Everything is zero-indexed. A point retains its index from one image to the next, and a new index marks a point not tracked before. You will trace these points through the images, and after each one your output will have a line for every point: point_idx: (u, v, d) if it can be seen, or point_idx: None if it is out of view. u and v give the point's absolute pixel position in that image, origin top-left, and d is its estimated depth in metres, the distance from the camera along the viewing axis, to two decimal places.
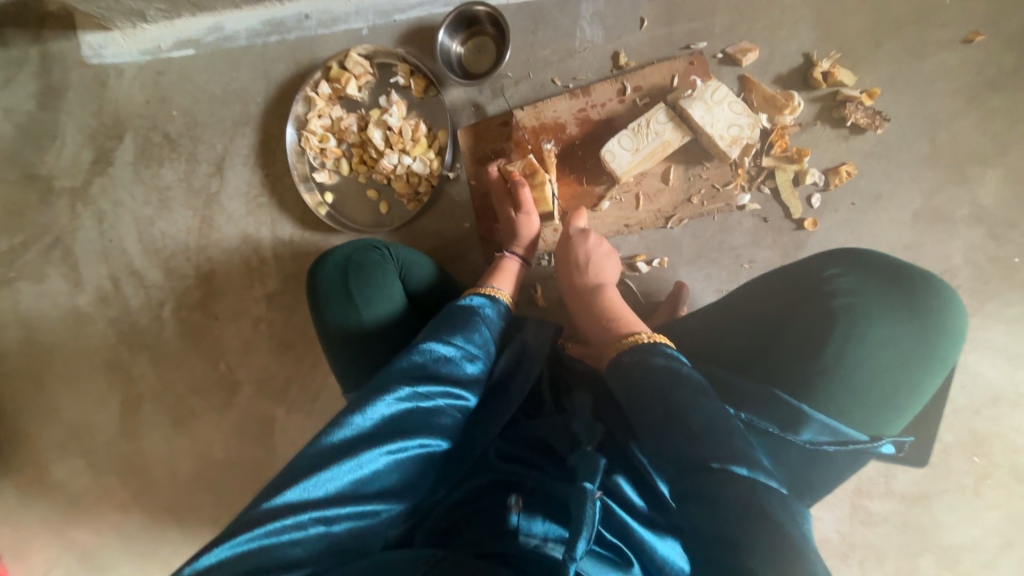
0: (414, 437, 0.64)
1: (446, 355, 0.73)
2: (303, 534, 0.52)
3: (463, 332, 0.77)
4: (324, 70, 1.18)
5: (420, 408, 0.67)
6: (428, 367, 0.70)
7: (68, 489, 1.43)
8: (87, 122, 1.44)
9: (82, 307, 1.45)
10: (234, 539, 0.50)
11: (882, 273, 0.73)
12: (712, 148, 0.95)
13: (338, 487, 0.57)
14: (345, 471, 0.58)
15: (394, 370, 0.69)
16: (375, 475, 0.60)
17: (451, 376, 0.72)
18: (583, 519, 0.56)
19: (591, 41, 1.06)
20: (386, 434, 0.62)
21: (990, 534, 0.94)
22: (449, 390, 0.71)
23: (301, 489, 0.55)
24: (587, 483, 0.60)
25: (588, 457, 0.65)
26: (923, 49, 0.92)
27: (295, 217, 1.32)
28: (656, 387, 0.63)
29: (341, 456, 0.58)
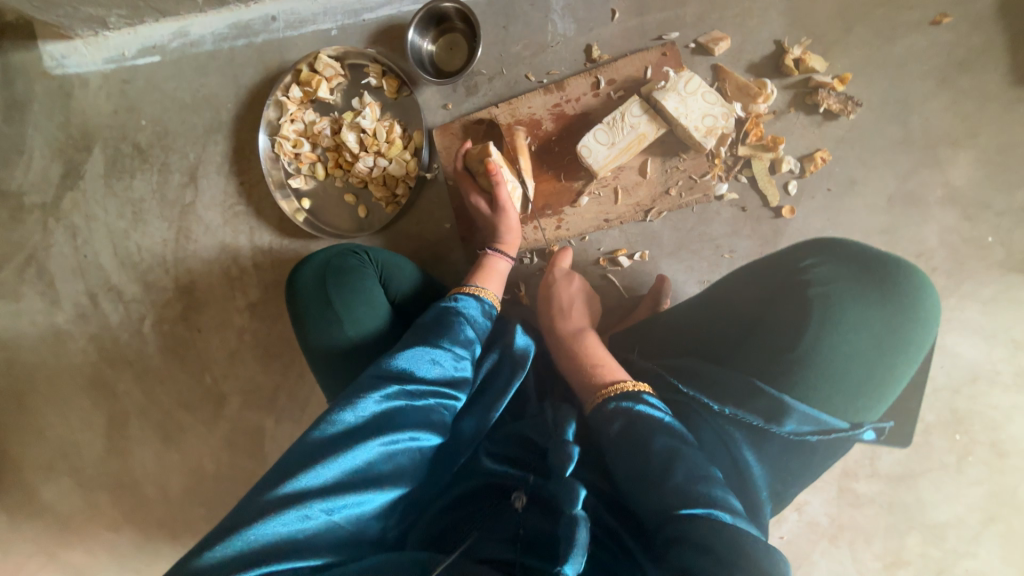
0: (407, 431, 0.64)
1: (435, 350, 0.72)
2: (302, 527, 0.52)
3: (451, 328, 0.77)
4: (294, 73, 1.15)
5: (411, 403, 0.66)
6: (417, 363, 0.70)
7: (57, 510, 1.41)
8: (54, 135, 1.40)
9: (60, 325, 1.42)
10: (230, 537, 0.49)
11: (856, 260, 0.73)
12: (688, 139, 0.94)
13: (334, 480, 0.56)
14: (340, 464, 0.57)
15: (383, 364, 0.68)
16: (369, 469, 0.59)
17: (440, 373, 0.72)
18: (573, 540, 0.56)
19: (563, 35, 1.05)
20: (378, 429, 0.61)
21: (972, 510, 0.96)
22: (439, 386, 0.70)
23: (298, 483, 0.54)
24: (577, 509, 0.60)
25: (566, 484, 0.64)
26: (893, 32, 0.91)
27: (273, 224, 1.30)
28: (636, 437, 0.62)
29: (336, 450, 0.58)
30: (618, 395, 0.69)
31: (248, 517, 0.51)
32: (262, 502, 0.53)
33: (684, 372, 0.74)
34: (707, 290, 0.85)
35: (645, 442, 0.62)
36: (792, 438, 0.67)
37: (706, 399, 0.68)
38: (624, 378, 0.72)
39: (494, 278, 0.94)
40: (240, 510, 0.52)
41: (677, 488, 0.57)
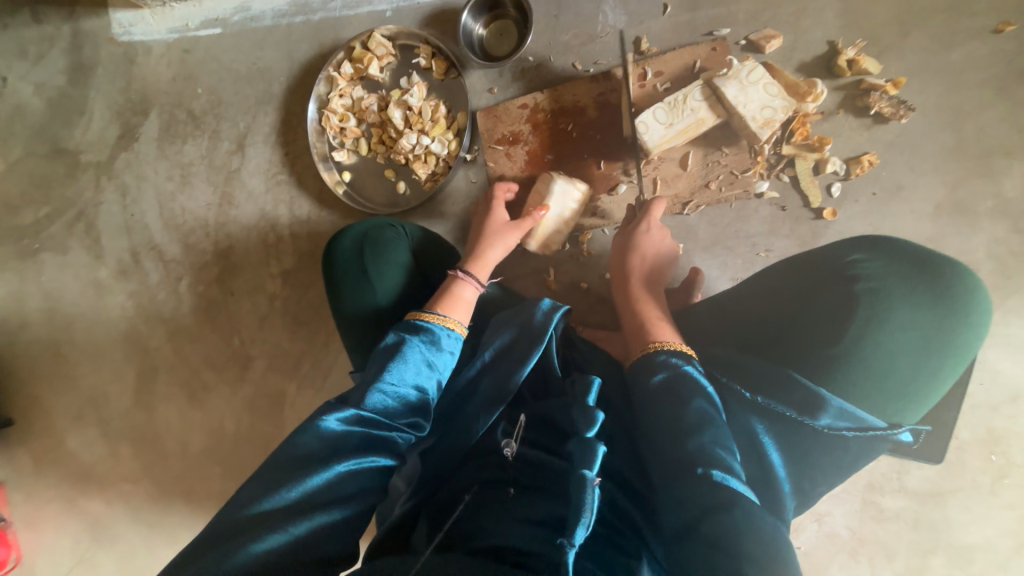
0: (369, 453, 0.61)
1: (392, 381, 0.67)
2: (271, 551, 0.51)
3: (410, 354, 0.71)
4: (347, 50, 1.19)
5: (371, 424, 0.63)
6: (371, 395, 0.65)
7: (81, 458, 1.46)
8: (114, 98, 1.48)
9: (102, 279, 1.48)
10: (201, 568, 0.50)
11: (908, 260, 0.71)
12: (744, 130, 0.93)
13: (294, 504, 0.54)
14: (299, 488, 0.55)
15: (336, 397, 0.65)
16: (333, 487, 0.57)
17: (397, 401, 0.67)
18: (582, 504, 0.60)
19: (613, 26, 1.06)
20: (333, 451, 0.59)
21: (1004, 535, 0.92)
22: (399, 408, 0.67)
23: (261, 506, 0.54)
24: (586, 471, 0.63)
25: (585, 444, 0.67)
26: (951, 39, 0.90)
27: (313, 196, 1.34)
28: (675, 398, 0.64)
29: (291, 476, 0.56)
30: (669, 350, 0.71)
31: (213, 547, 0.51)
32: (230, 527, 0.52)
33: (721, 361, 0.74)
34: (746, 284, 0.85)
35: (676, 413, 0.63)
36: (828, 432, 0.65)
37: (740, 389, 0.68)
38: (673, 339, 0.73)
39: (460, 306, 0.84)
40: (207, 538, 0.53)
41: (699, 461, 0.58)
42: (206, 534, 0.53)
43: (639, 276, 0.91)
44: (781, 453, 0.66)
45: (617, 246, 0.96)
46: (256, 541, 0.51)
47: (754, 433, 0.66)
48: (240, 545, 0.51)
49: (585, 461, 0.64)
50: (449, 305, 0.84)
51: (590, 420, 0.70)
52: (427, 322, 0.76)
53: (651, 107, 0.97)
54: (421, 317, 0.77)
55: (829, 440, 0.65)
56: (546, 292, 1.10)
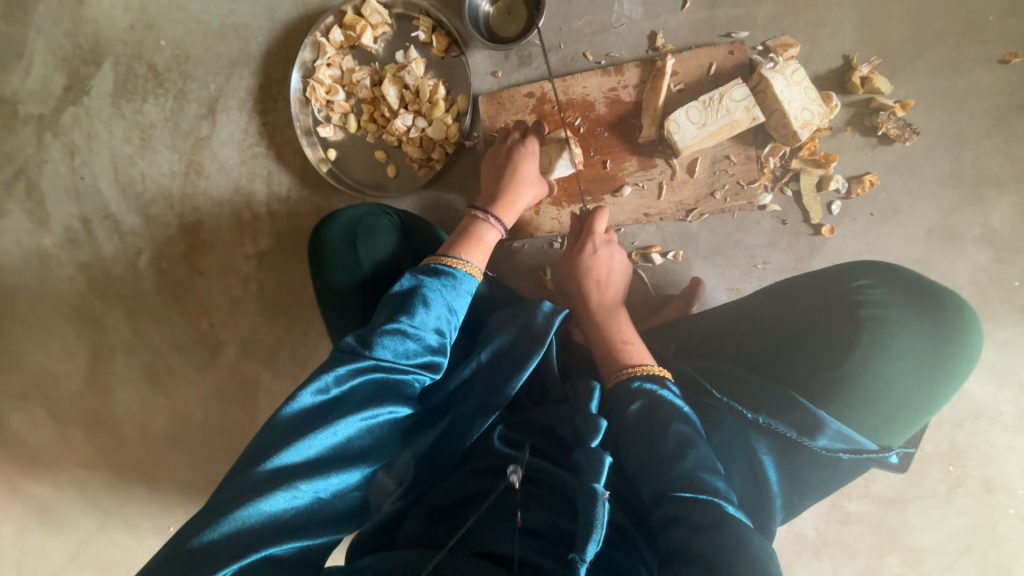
0: (385, 405, 0.62)
1: (413, 323, 0.68)
2: (289, 507, 0.52)
3: (427, 301, 0.71)
4: (337, 14, 1.08)
5: (388, 378, 0.64)
6: (389, 340, 0.66)
7: (26, 441, 1.35)
8: (59, 42, 1.29)
9: (47, 248, 1.33)
10: (217, 525, 0.49)
11: (913, 289, 0.73)
12: (780, 130, 0.91)
13: (310, 460, 0.55)
14: (315, 443, 0.56)
15: (353, 342, 0.66)
16: (346, 444, 0.58)
17: (413, 349, 0.68)
18: (593, 520, 0.55)
19: (628, 17, 1.01)
20: (342, 408, 0.59)
21: (953, 538, 1.00)
22: (415, 363, 0.68)
23: (276, 462, 0.53)
24: (596, 484, 0.58)
25: (591, 453, 0.62)
26: (961, 65, 0.91)
27: (294, 172, 1.24)
28: (656, 423, 0.64)
29: (307, 431, 0.56)
30: (643, 375, 0.71)
31: (228, 500, 0.51)
32: (245, 482, 0.52)
33: (721, 375, 0.73)
34: (745, 298, 0.85)
35: (653, 440, 0.62)
36: (823, 451, 0.65)
37: (742, 408, 0.67)
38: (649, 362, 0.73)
39: (479, 250, 0.85)
40: (220, 499, 0.52)
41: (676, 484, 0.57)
42: (220, 491, 0.53)
43: (605, 297, 0.91)
44: (775, 467, 0.66)
45: (569, 268, 0.95)
46: (263, 499, 0.51)
47: (746, 439, 0.67)
48: (257, 501, 0.50)
49: (593, 473, 0.60)
50: (469, 247, 0.85)
51: (595, 430, 0.65)
52: (447, 267, 0.76)
53: (684, 103, 0.94)
54: (440, 262, 0.77)
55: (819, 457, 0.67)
56: (541, 292, 1.08)
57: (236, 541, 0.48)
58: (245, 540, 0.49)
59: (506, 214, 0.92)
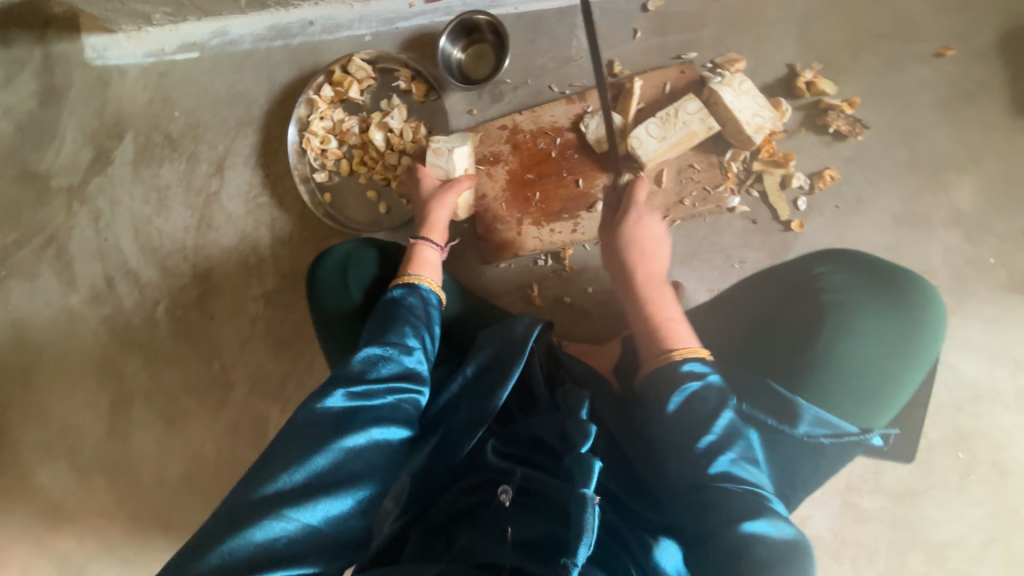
0: (368, 429, 0.66)
1: (385, 342, 0.76)
2: (284, 532, 0.57)
3: (399, 320, 0.80)
4: (327, 73, 1.21)
5: (369, 404, 0.68)
6: (371, 364, 0.73)
7: (51, 493, 1.40)
8: (87, 121, 1.45)
9: (74, 305, 1.44)
10: (217, 548, 0.55)
11: (870, 271, 0.75)
12: (736, 136, 0.98)
13: (300, 488, 0.59)
14: (305, 471, 0.60)
15: (342, 371, 0.71)
16: (334, 471, 0.62)
17: (395, 369, 0.74)
18: (584, 526, 0.56)
19: (587, 50, 1.10)
20: (333, 433, 0.63)
21: (975, 530, 0.96)
22: (393, 384, 0.72)
23: (270, 491, 0.58)
24: (585, 487, 0.59)
25: (581, 460, 0.63)
26: (899, 62, 0.97)
27: (295, 216, 1.34)
28: (690, 410, 0.66)
29: (299, 459, 0.61)
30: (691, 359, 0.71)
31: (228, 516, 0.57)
32: (241, 510, 0.57)
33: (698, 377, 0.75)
34: (714, 301, 0.89)
35: (684, 416, 0.66)
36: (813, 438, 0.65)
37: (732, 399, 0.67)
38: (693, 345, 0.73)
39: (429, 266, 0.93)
40: (218, 524, 0.57)
41: (722, 471, 0.61)
42: (220, 515, 0.58)
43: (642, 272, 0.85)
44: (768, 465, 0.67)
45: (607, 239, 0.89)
46: (257, 528, 0.56)
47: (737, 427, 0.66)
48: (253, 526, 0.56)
49: (582, 478, 0.61)
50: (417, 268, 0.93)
51: (583, 434, 0.67)
52: (406, 284, 0.88)
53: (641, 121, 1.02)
54: (398, 283, 0.88)
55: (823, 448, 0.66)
56: (531, 308, 1.12)
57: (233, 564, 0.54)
58: (246, 562, 0.54)
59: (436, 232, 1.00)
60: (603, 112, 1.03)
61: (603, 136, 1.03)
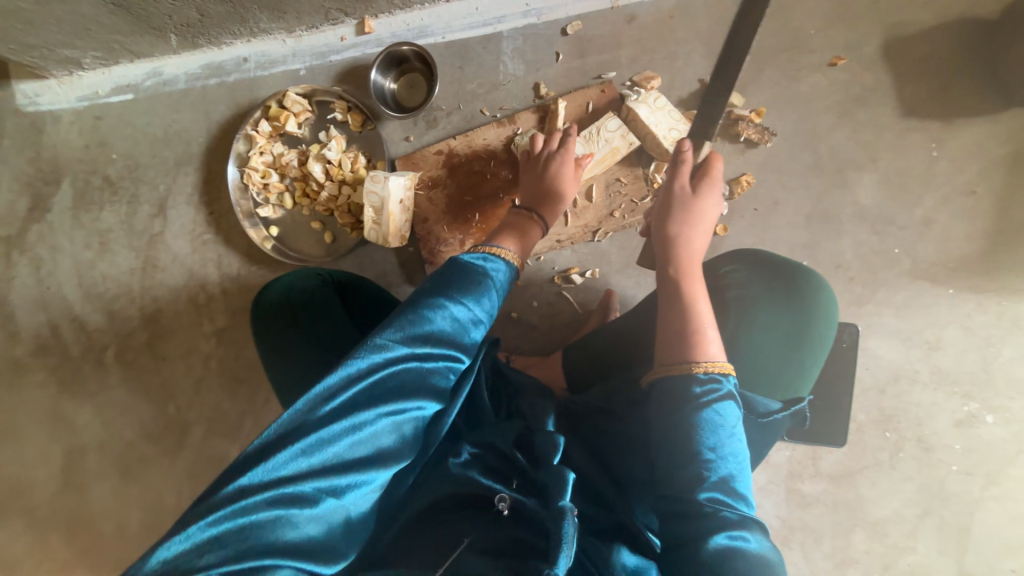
0: (410, 402, 0.60)
1: (457, 306, 0.64)
2: (292, 509, 0.50)
3: (476, 290, 0.67)
4: (263, 109, 1.22)
5: (419, 371, 0.61)
6: (433, 326, 0.62)
7: (4, 556, 1.34)
8: (22, 169, 1.43)
9: (18, 358, 1.40)
10: (204, 521, 0.46)
11: (770, 266, 0.78)
12: (656, 149, 1.03)
13: (296, 485, 0.50)
14: (311, 462, 0.52)
15: (389, 324, 0.60)
16: (363, 448, 0.55)
17: (454, 335, 0.64)
18: (562, 535, 0.59)
19: (513, 74, 1.15)
20: (367, 404, 0.56)
21: (908, 504, 1.01)
22: (449, 355, 0.64)
23: (280, 464, 0.50)
24: (564, 502, 0.62)
25: (556, 472, 0.67)
26: (799, 72, 1.04)
27: (242, 251, 1.33)
28: (682, 403, 0.65)
29: (296, 448, 0.51)
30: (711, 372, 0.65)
31: (202, 510, 0.47)
32: (240, 485, 0.49)
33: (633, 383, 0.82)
34: (640, 304, 0.94)
35: (671, 413, 0.65)
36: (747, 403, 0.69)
37: None
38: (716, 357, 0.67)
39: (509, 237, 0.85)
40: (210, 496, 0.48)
41: (705, 483, 0.61)
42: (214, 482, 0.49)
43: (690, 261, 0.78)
44: None
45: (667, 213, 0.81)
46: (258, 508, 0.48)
47: (683, 397, 0.65)
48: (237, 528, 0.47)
49: (558, 490, 0.64)
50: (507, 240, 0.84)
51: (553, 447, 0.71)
52: (493, 255, 0.72)
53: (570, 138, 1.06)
54: (489, 250, 0.71)
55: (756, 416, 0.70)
56: None
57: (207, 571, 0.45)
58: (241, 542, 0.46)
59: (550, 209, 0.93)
60: (533, 133, 1.08)
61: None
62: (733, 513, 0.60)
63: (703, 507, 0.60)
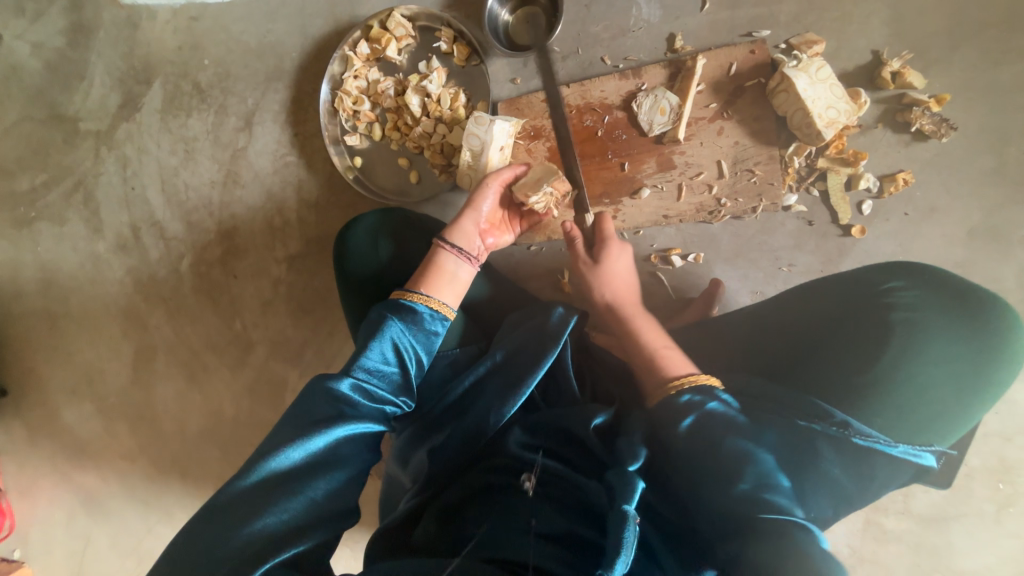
0: (361, 421, 0.61)
1: (371, 357, 0.65)
2: (275, 516, 0.52)
3: (386, 330, 0.68)
4: (363, 29, 1.13)
5: (370, 403, 0.63)
6: (370, 374, 0.64)
7: (77, 433, 1.44)
8: (116, 64, 1.41)
9: (101, 253, 1.44)
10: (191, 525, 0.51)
11: (949, 290, 0.69)
12: (803, 128, 0.89)
13: (289, 472, 0.55)
14: (302, 450, 0.56)
15: (318, 382, 0.62)
16: (326, 458, 0.57)
17: (384, 376, 0.66)
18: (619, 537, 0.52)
19: (647, 20, 1.01)
20: (329, 422, 0.58)
21: (1005, 562, 0.92)
22: (398, 388, 0.67)
23: (262, 472, 0.54)
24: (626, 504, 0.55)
25: (622, 475, 0.59)
26: (1001, 57, 0.88)
27: (323, 179, 1.30)
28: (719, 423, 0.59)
29: (295, 436, 0.57)
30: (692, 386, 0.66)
31: (198, 520, 0.52)
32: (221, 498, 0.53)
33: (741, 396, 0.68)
34: (764, 301, 0.84)
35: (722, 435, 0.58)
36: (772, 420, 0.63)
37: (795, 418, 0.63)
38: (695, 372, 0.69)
39: (449, 285, 0.79)
40: (200, 516, 0.52)
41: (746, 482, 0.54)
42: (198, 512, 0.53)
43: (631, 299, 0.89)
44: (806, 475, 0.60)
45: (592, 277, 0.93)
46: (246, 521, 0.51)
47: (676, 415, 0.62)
48: (250, 515, 0.51)
49: (622, 494, 0.56)
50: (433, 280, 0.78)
51: (635, 456, 0.61)
52: (412, 301, 0.72)
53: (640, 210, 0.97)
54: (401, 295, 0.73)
55: (818, 439, 0.61)
56: (560, 295, 1.08)
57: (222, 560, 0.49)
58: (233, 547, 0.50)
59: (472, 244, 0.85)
60: (662, 91, 0.96)
61: (660, 118, 0.96)
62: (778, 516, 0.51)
63: (739, 518, 0.52)
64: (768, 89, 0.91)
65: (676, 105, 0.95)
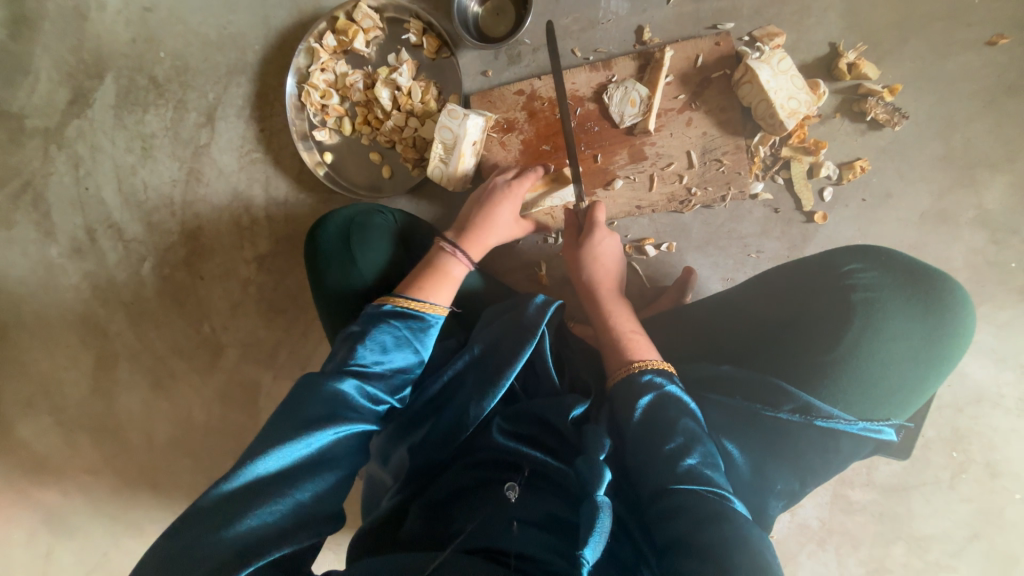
0: (357, 416, 0.61)
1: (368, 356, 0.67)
2: (271, 514, 0.52)
3: (381, 330, 0.70)
4: (330, 20, 1.10)
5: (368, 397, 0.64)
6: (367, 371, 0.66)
7: (33, 449, 1.36)
8: (63, 57, 1.33)
9: (53, 257, 1.36)
10: (183, 529, 0.50)
11: (904, 271, 0.73)
12: (767, 119, 0.92)
13: (279, 473, 0.54)
14: (293, 449, 0.55)
15: (314, 376, 0.62)
16: (320, 455, 0.57)
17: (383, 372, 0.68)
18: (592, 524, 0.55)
19: (615, 13, 1.02)
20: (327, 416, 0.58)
21: (960, 525, 0.98)
22: (396, 378, 0.69)
23: (253, 471, 0.53)
24: (601, 495, 0.59)
25: (594, 465, 0.61)
26: (948, 48, 0.92)
27: (292, 176, 1.26)
28: (666, 417, 0.65)
29: (287, 434, 0.56)
30: (651, 369, 0.70)
31: (192, 519, 0.50)
32: (215, 495, 0.52)
33: (711, 381, 0.73)
34: (734, 288, 0.86)
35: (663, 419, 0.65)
36: (728, 404, 0.69)
37: (759, 407, 0.67)
38: (653, 356, 0.73)
39: (446, 286, 0.81)
40: (190, 515, 0.51)
41: (683, 458, 0.61)
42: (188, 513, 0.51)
43: (610, 283, 0.90)
44: (753, 452, 0.67)
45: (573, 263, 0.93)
46: (235, 519, 0.50)
47: (632, 400, 0.67)
48: (236, 513, 0.50)
49: (593, 484, 0.60)
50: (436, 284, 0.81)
51: (599, 446, 0.65)
52: (405, 298, 0.74)
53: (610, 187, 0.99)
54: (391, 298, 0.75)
55: (781, 428, 0.66)
56: (537, 287, 1.09)
57: (202, 559, 0.47)
58: (225, 547, 0.48)
59: (473, 248, 0.90)
60: (632, 83, 0.96)
61: (631, 110, 0.96)
62: (706, 488, 0.59)
63: (679, 497, 0.58)
64: (733, 80, 0.94)
65: (646, 96, 0.96)
